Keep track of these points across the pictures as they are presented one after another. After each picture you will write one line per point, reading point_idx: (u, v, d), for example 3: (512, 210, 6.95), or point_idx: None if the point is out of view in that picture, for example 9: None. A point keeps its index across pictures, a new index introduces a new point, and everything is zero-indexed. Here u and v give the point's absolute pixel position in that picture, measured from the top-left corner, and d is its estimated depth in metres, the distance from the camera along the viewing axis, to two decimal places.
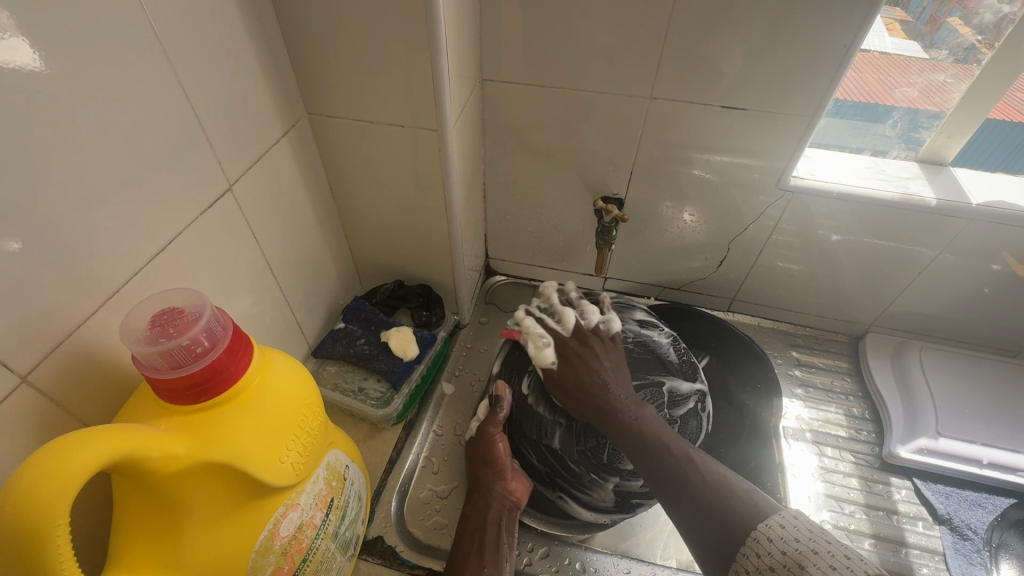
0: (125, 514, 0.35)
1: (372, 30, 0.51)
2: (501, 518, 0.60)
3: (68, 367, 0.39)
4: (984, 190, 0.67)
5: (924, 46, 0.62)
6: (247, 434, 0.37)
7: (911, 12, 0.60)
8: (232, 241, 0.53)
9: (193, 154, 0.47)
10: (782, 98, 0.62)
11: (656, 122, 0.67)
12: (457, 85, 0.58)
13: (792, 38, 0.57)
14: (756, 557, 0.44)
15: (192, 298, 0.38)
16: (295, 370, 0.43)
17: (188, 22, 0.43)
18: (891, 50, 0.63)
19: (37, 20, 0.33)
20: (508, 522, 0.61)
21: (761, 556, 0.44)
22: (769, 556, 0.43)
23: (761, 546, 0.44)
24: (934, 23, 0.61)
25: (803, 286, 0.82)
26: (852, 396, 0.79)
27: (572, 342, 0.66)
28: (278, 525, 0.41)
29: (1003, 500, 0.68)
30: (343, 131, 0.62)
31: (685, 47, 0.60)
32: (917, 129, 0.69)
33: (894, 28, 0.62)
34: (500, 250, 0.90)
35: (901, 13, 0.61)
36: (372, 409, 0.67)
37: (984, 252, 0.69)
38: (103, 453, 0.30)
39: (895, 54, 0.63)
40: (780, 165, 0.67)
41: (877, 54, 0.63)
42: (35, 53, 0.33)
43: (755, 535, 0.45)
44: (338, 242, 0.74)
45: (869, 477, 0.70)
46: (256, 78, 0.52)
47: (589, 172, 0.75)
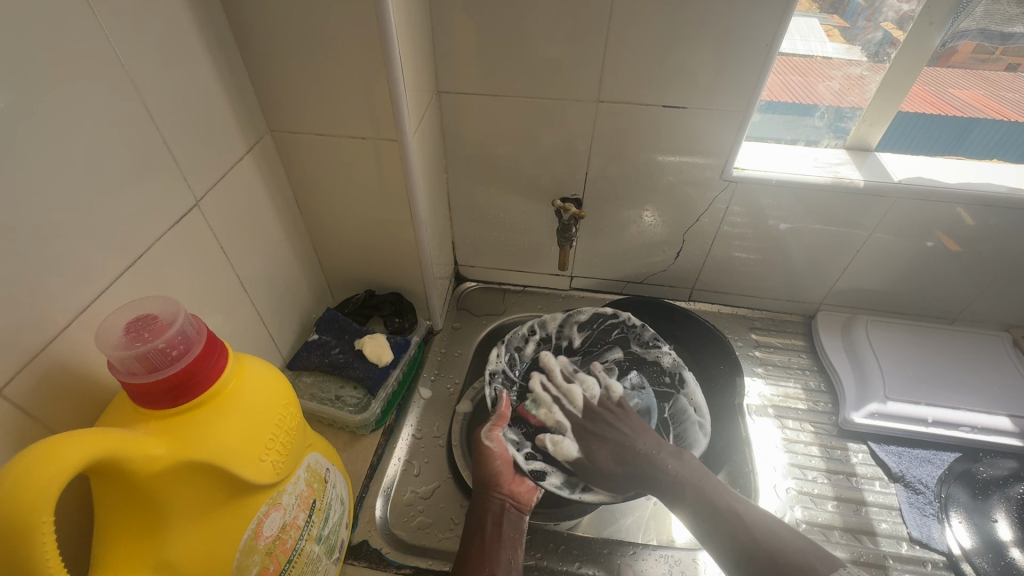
0: (106, 519, 0.35)
1: (329, 49, 0.54)
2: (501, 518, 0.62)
3: (42, 381, 0.39)
4: (904, 169, 0.74)
5: (865, 53, 0.69)
6: (228, 433, 0.38)
7: (847, 19, 0.67)
8: (202, 256, 0.54)
9: (158, 171, 0.48)
10: (718, 96, 0.67)
11: (605, 124, 0.72)
12: (413, 97, 0.61)
13: (722, 40, 0.62)
14: None
15: (166, 304, 0.39)
16: (272, 373, 0.44)
17: (149, 45, 0.45)
18: (832, 55, 0.69)
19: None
20: (513, 525, 0.62)
21: None
22: None
23: None
24: (869, 27, 0.67)
25: (755, 273, 0.87)
26: (808, 370, 0.84)
27: (586, 423, 0.69)
28: (261, 525, 0.42)
29: (950, 455, 0.73)
30: (306, 146, 0.64)
31: (626, 53, 0.65)
32: (843, 119, 0.75)
33: (834, 34, 0.68)
34: (468, 256, 0.93)
35: (839, 21, 0.68)
36: (349, 415, 0.68)
37: (915, 227, 0.75)
38: (87, 452, 0.31)
39: (835, 59, 0.70)
40: (722, 157, 0.72)
41: (820, 59, 0.70)
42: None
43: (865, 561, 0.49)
44: (307, 255, 0.75)
45: (829, 444, 0.75)
46: (217, 97, 0.54)
47: (547, 175, 0.79)
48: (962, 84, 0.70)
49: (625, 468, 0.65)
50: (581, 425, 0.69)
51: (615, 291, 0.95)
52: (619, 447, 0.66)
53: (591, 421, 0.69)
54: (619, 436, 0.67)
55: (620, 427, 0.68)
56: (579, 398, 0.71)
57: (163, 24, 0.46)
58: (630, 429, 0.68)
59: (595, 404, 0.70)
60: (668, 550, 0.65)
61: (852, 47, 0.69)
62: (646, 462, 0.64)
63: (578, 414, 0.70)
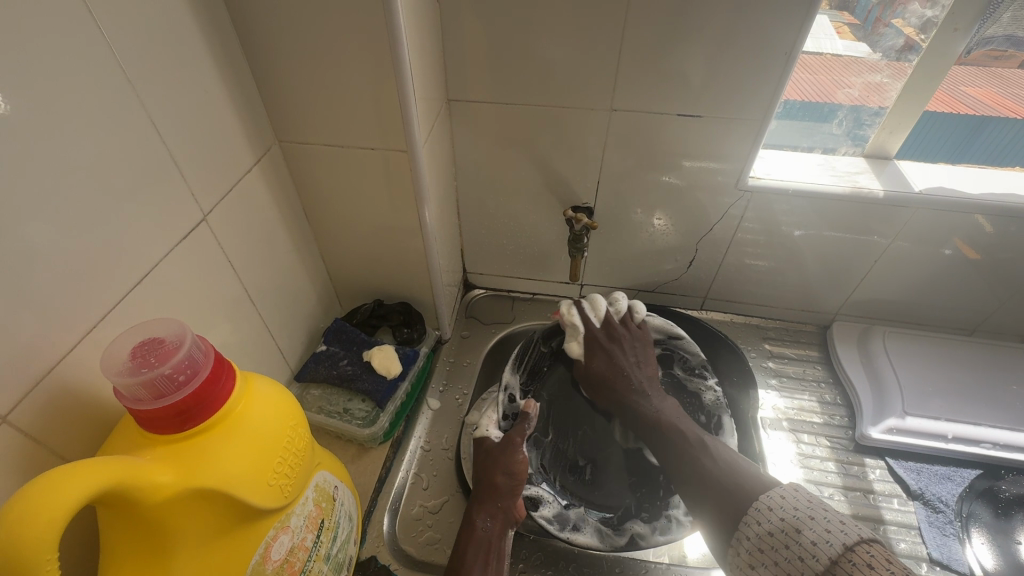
0: (113, 547, 0.35)
1: (338, 59, 0.53)
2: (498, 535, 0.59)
3: (49, 404, 0.39)
4: (925, 178, 0.72)
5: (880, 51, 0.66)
6: (235, 459, 0.37)
7: (858, 15, 0.65)
8: (209, 270, 0.53)
9: (165, 187, 0.47)
10: (733, 103, 0.65)
11: (618, 132, 0.70)
12: (423, 107, 0.60)
13: (738, 47, 0.61)
14: (757, 523, 0.48)
15: (172, 327, 0.39)
16: (280, 393, 0.43)
17: (155, 58, 0.44)
18: (842, 51, 0.67)
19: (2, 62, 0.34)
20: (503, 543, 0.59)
21: (762, 522, 0.48)
22: (769, 522, 0.47)
23: (762, 513, 0.48)
24: (880, 24, 0.65)
25: (769, 282, 0.85)
26: (824, 383, 0.82)
27: (601, 337, 0.69)
28: (268, 549, 0.41)
29: (971, 472, 0.71)
30: (314, 156, 0.63)
31: (639, 60, 0.63)
32: (862, 126, 0.73)
33: (843, 31, 0.66)
34: (477, 264, 0.92)
35: (849, 17, 0.65)
36: (357, 428, 0.67)
37: (935, 238, 0.73)
38: (90, 483, 0.30)
39: (845, 55, 0.67)
40: (737, 166, 0.71)
41: (830, 55, 0.68)
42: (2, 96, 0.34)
43: (756, 505, 0.49)
44: (316, 265, 0.74)
45: (845, 460, 0.73)
46: (225, 109, 0.53)
47: (558, 184, 0.78)
48: (977, 83, 0.68)
49: (605, 388, 0.68)
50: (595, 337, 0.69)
51: (626, 299, 0.93)
52: (609, 375, 0.68)
53: (606, 338, 0.69)
54: (623, 361, 0.68)
55: (630, 350, 0.70)
56: (602, 312, 0.71)
57: (169, 37, 0.45)
58: (639, 357, 0.69)
59: (615, 321, 0.71)
60: (681, 568, 0.63)
61: (870, 51, 0.67)
62: (633, 395, 0.66)
63: (596, 327, 0.70)
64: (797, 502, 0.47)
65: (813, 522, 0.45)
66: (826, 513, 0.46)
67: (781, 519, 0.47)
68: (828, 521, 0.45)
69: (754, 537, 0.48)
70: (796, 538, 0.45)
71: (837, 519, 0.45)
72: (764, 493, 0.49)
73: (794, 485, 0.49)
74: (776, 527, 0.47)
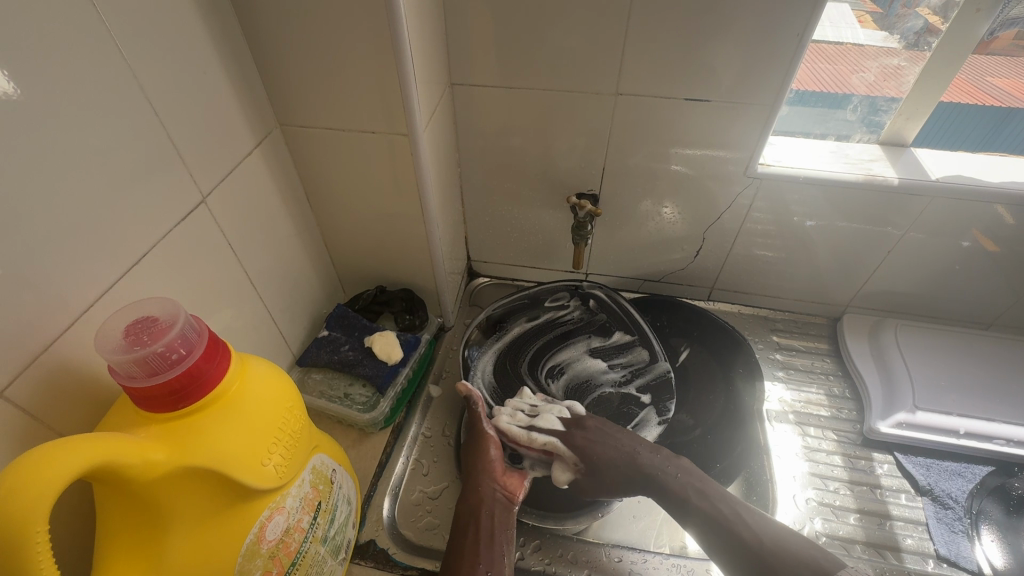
0: (109, 521, 0.35)
1: (338, 40, 0.53)
2: (494, 509, 0.59)
3: (45, 381, 0.39)
4: (943, 166, 0.69)
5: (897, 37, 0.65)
6: (229, 438, 0.37)
7: (880, 3, 0.64)
8: (209, 253, 0.54)
9: (165, 168, 0.47)
10: (742, 89, 0.63)
11: (624, 118, 0.69)
12: (424, 89, 0.59)
13: (751, 27, 0.59)
14: None
15: (167, 306, 0.39)
16: (276, 374, 0.43)
17: (152, 35, 0.44)
18: (864, 41, 0.66)
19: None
20: (503, 514, 0.60)
21: None
22: None
23: (819, 574, 0.51)
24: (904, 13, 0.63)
25: (778, 272, 0.84)
26: (832, 376, 0.81)
27: (571, 431, 0.65)
28: (263, 529, 0.41)
29: (983, 468, 0.70)
30: (315, 141, 0.63)
31: (647, 43, 0.62)
32: (877, 112, 0.71)
33: (865, 20, 0.65)
34: (481, 251, 0.91)
35: (871, 6, 0.64)
36: (358, 413, 0.67)
37: (953, 228, 0.71)
38: (82, 459, 0.30)
39: (868, 46, 0.66)
40: (747, 153, 0.69)
41: (851, 45, 0.66)
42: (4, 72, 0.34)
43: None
44: (318, 250, 0.74)
45: (852, 454, 0.72)
46: (224, 91, 0.53)
47: (563, 170, 0.76)
48: (1002, 72, 0.65)
49: (621, 476, 0.62)
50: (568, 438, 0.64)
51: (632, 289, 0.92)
52: (626, 461, 0.62)
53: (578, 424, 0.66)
54: (618, 443, 0.64)
55: (608, 431, 0.65)
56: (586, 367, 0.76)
57: (167, 17, 0.45)
58: (630, 432, 0.66)
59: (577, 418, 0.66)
60: (681, 559, 0.63)
61: (887, 35, 0.65)
62: (643, 465, 0.62)
63: (564, 429, 0.65)
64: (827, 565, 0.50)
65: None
66: None
67: None
68: None
69: None
70: None
71: None
72: (816, 572, 0.52)
73: (840, 570, 0.52)
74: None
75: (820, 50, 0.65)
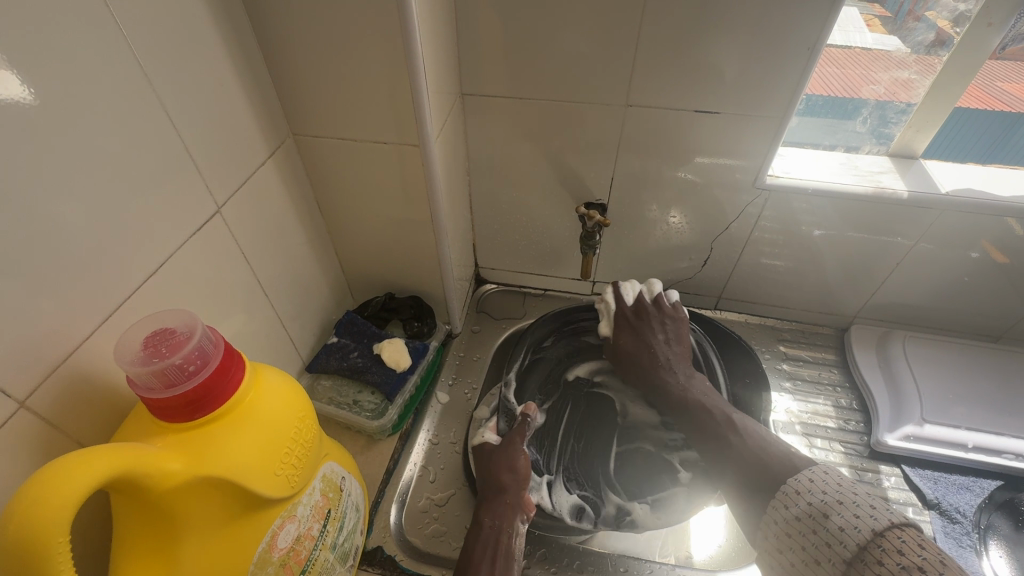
0: (126, 530, 0.36)
1: (352, 53, 0.54)
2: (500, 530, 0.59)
3: (65, 390, 0.40)
4: (952, 179, 0.69)
5: (903, 41, 0.64)
6: (243, 449, 0.38)
7: (890, 7, 0.63)
8: (223, 261, 0.54)
9: (182, 179, 0.48)
10: (751, 101, 0.64)
11: (632, 129, 0.69)
12: (436, 101, 0.60)
13: (760, 40, 0.59)
14: (786, 508, 0.53)
15: (184, 318, 0.39)
16: (288, 385, 0.44)
17: (169, 48, 0.45)
18: (871, 45, 0.65)
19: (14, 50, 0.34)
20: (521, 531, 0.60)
21: (791, 506, 0.53)
22: (814, 495, 0.52)
23: (801, 484, 0.53)
24: (912, 17, 0.63)
25: (786, 282, 0.84)
26: (840, 387, 0.80)
27: (629, 315, 0.75)
28: (275, 537, 0.42)
29: (991, 482, 0.70)
30: (328, 150, 0.63)
31: (656, 56, 0.62)
32: (887, 124, 0.71)
33: (874, 24, 0.65)
34: (489, 259, 0.92)
35: (880, 10, 0.64)
36: (367, 420, 0.68)
37: (962, 240, 0.71)
38: (102, 470, 0.31)
39: (876, 50, 0.65)
40: (756, 163, 0.69)
41: (858, 49, 0.65)
42: (24, 86, 0.35)
43: (785, 489, 0.54)
44: (329, 257, 0.75)
45: (860, 466, 0.72)
46: (240, 103, 0.54)
47: (572, 180, 0.77)
48: (1011, 78, 0.64)
49: (632, 361, 0.73)
50: (621, 316, 0.75)
51: None
52: (641, 352, 0.73)
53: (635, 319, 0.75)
54: (650, 337, 0.73)
55: (661, 328, 0.74)
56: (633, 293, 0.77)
57: (186, 32, 0.46)
58: (669, 335, 0.74)
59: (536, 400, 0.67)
60: (686, 570, 0.63)
61: (899, 45, 0.65)
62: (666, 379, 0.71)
63: (629, 304, 0.76)
64: (827, 486, 0.52)
65: (842, 507, 0.50)
66: (857, 497, 0.50)
67: (811, 503, 0.52)
68: (860, 505, 0.49)
69: (782, 520, 0.53)
70: (826, 524, 0.49)
71: (868, 504, 0.49)
72: (808, 471, 0.55)
73: (827, 468, 0.55)
74: (804, 513, 0.52)
75: (834, 55, 0.65)
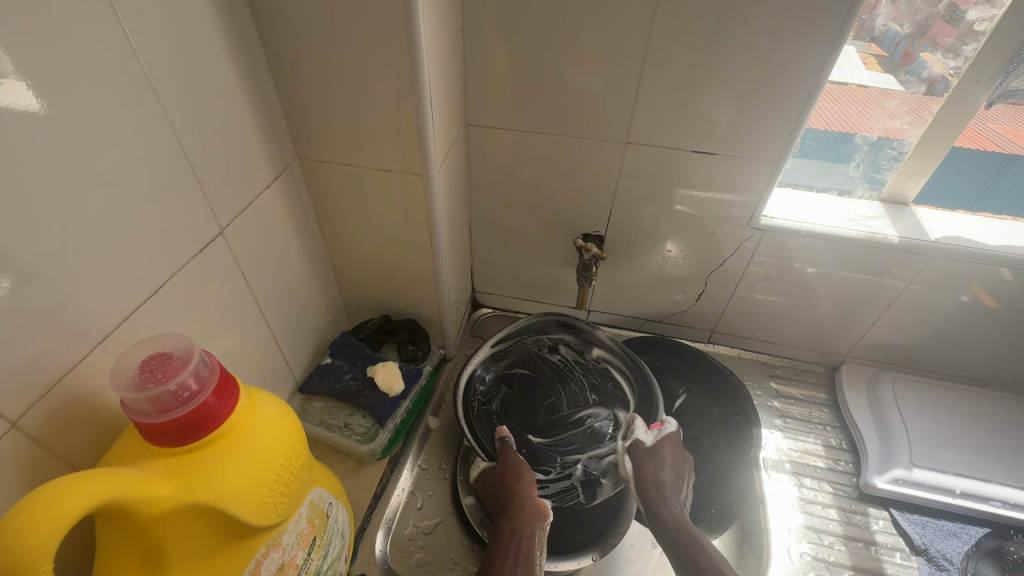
0: (110, 556, 0.36)
1: (361, 84, 0.55)
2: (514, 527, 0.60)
3: (58, 411, 0.40)
4: (941, 227, 0.71)
5: (900, 80, 0.65)
6: (232, 476, 0.38)
7: (885, 47, 0.64)
8: (222, 283, 0.55)
9: (189, 202, 0.49)
10: (747, 144, 0.66)
11: (632, 164, 0.71)
12: (441, 130, 0.61)
13: (756, 86, 0.61)
14: None
15: (182, 342, 0.39)
16: (281, 410, 0.44)
17: (184, 75, 0.46)
18: (868, 82, 0.66)
19: (35, 75, 0.35)
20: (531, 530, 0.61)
21: None
22: None
23: None
24: (907, 57, 0.64)
25: (779, 319, 0.85)
26: (830, 426, 0.81)
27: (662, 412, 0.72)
28: (259, 566, 0.42)
29: (979, 530, 0.70)
30: (332, 175, 0.64)
31: (657, 96, 0.64)
32: (879, 170, 0.73)
33: (870, 62, 0.65)
34: (486, 284, 0.93)
35: (876, 49, 0.64)
36: (357, 444, 0.67)
37: (952, 284, 0.72)
38: (91, 498, 0.31)
39: (872, 87, 0.66)
40: (752, 202, 0.71)
41: (855, 86, 0.66)
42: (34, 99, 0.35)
43: None
44: (327, 278, 0.76)
45: (848, 508, 0.72)
46: (249, 127, 0.55)
47: (570, 211, 0.78)
48: (1001, 118, 0.65)
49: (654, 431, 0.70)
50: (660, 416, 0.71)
51: (633, 327, 0.93)
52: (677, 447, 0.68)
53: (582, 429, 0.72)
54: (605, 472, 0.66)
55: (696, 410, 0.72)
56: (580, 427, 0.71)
57: (201, 59, 0.47)
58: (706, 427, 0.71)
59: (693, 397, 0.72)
60: None
61: (898, 84, 0.66)
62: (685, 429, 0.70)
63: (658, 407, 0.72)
64: None
65: None
66: None
67: None
68: None
69: None
70: None
71: None
72: None
73: None
74: None
75: (845, 90, 0.66)
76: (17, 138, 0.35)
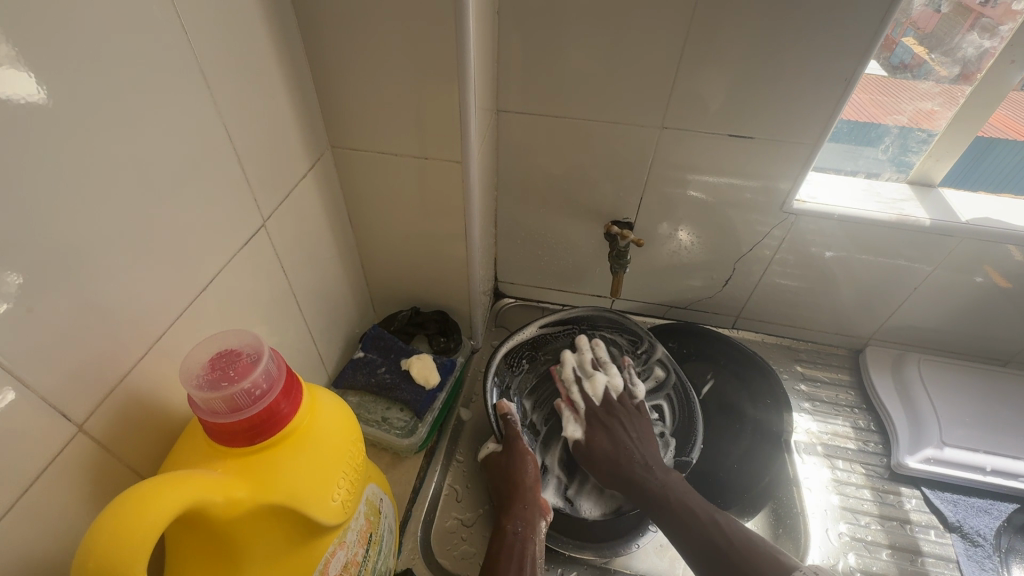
0: (184, 557, 0.35)
1: (400, 69, 0.53)
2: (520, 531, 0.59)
3: (119, 412, 0.38)
4: (971, 208, 0.71)
5: (881, 64, 0.65)
6: (302, 476, 0.37)
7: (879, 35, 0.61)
8: (263, 277, 0.53)
9: (231, 193, 0.47)
10: (785, 127, 0.65)
11: (666, 150, 0.70)
12: (479, 117, 0.60)
13: (799, 69, 0.60)
14: None
15: (248, 339, 0.38)
16: (342, 407, 0.43)
17: (226, 59, 0.44)
18: None
19: (87, 61, 0.33)
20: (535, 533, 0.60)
21: None
22: None
23: None
24: (890, 43, 0.63)
25: (805, 303, 0.85)
26: (857, 408, 0.82)
27: (600, 411, 0.71)
28: (327, 565, 0.41)
29: (1008, 505, 0.71)
30: (365, 164, 0.62)
31: (696, 79, 0.63)
32: (908, 153, 0.73)
33: None
34: (510, 273, 0.91)
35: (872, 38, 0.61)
36: (396, 438, 0.66)
37: (968, 264, 0.73)
38: (176, 502, 0.30)
39: None
40: (786, 188, 0.70)
41: None
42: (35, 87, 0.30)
43: None
44: (355, 270, 0.74)
45: (881, 488, 0.73)
46: (286, 115, 0.53)
47: (600, 199, 0.77)
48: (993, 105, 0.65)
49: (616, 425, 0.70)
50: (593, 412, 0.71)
51: (658, 314, 0.93)
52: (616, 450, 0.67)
53: (605, 414, 0.71)
54: (625, 444, 0.68)
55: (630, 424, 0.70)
56: (600, 389, 0.73)
57: (241, 42, 0.45)
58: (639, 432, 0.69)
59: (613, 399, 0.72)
60: None
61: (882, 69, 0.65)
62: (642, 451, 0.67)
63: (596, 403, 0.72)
64: None
65: None
66: None
67: None
68: None
69: None
70: None
71: None
72: None
73: None
74: None
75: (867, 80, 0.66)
76: (71, 126, 0.32)
